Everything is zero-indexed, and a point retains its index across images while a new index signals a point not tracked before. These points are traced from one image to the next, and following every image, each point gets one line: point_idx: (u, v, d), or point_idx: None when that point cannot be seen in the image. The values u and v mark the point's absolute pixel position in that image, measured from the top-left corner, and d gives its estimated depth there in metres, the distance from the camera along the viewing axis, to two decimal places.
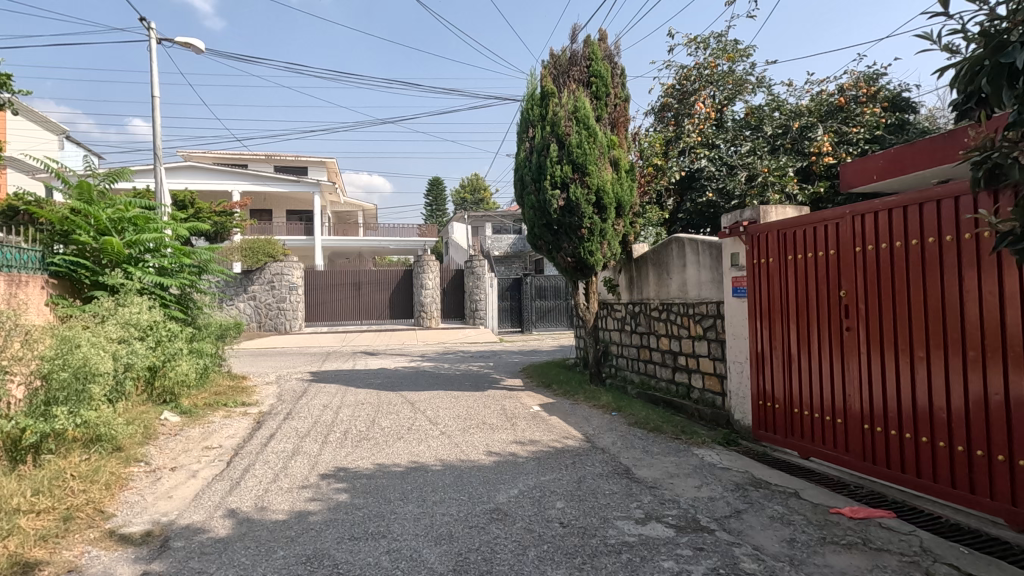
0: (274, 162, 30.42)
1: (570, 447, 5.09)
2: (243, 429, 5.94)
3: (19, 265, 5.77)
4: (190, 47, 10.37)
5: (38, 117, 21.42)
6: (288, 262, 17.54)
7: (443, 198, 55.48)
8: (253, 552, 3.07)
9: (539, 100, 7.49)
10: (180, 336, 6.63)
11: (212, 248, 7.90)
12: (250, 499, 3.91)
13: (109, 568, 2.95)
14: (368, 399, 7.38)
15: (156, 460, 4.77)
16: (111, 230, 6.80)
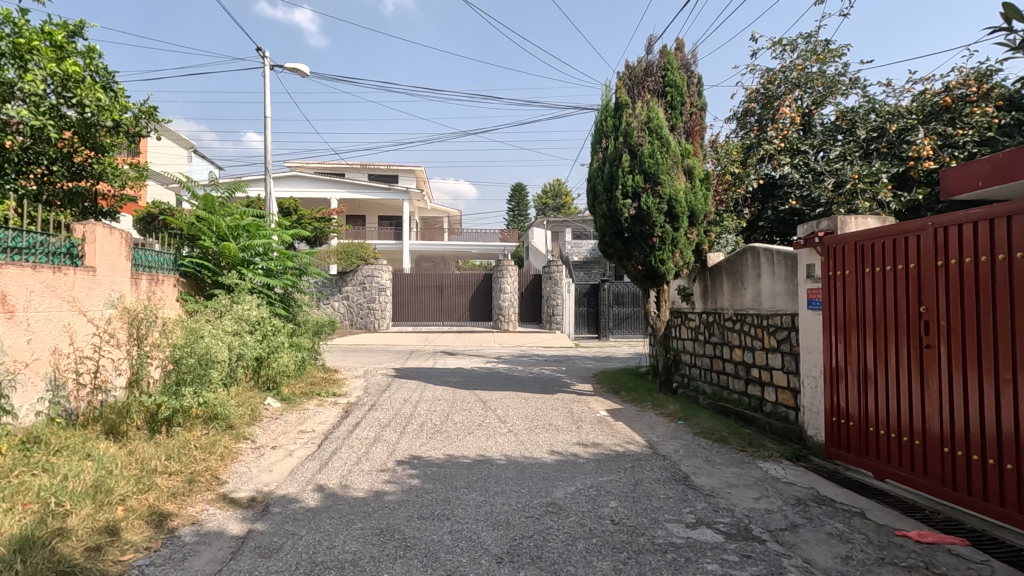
0: (368, 170, 32.44)
1: (631, 452, 5.22)
2: (333, 417, 6.59)
3: (157, 266, 6.78)
4: (298, 72, 11.52)
5: (175, 135, 24.69)
6: (378, 264, 18.76)
7: (526, 202, 56.22)
8: (336, 522, 3.52)
9: (613, 111, 7.64)
10: (282, 331, 7.45)
11: (311, 253, 8.74)
12: (336, 477, 4.42)
13: (222, 523, 3.52)
14: (444, 396, 7.87)
15: (260, 439, 5.44)
16: (229, 236, 7.70)
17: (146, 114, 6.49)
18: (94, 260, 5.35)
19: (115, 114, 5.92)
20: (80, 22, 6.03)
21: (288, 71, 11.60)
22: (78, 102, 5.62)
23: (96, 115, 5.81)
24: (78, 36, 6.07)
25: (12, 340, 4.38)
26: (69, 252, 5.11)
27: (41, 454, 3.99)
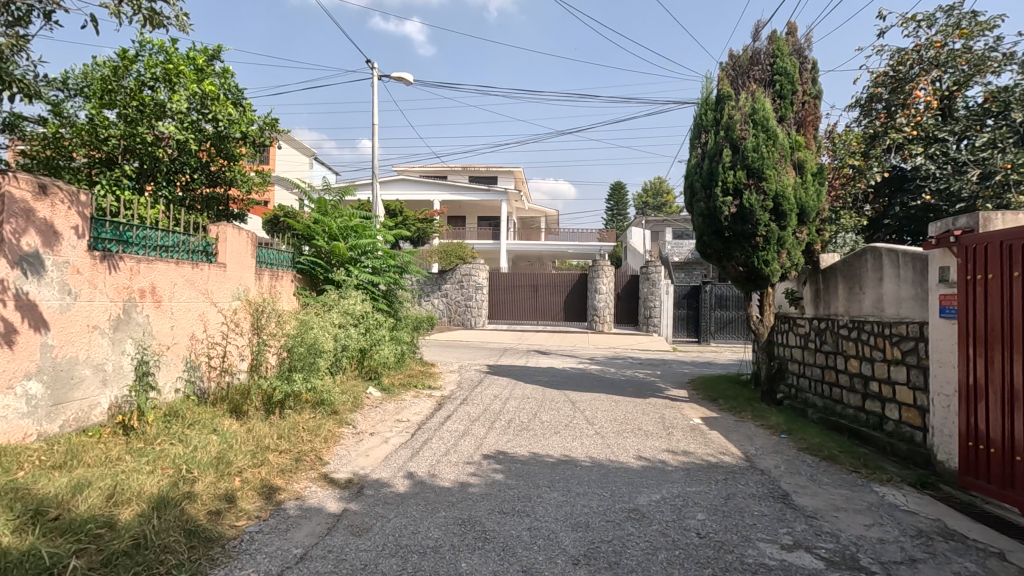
0: (469, 172, 33.51)
1: (725, 463, 4.94)
2: (427, 408, 6.89)
3: (278, 263, 7.51)
4: (403, 80, 12.16)
5: (297, 143, 27.15)
6: (475, 263, 19.32)
7: (625, 201, 55.07)
8: (422, 509, 3.69)
9: (714, 104, 7.26)
10: (383, 325, 7.93)
11: (412, 252, 9.20)
12: (425, 466, 4.62)
13: (322, 500, 3.82)
14: (533, 394, 7.93)
15: (360, 425, 5.82)
16: (339, 236, 8.31)
17: (269, 125, 7.18)
18: (225, 257, 6.02)
19: (243, 126, 6.62)
20: (217, 46, 6.81)
21: (394, 80, 12.28)
22: (214, 117, 6.38)
23: (227, 128, 6.55)
24: (216, 59, 6.87)
25: (159, 326, 5.09)
26: (205, 250, 5.81)
27: (179, 426, 4.57)
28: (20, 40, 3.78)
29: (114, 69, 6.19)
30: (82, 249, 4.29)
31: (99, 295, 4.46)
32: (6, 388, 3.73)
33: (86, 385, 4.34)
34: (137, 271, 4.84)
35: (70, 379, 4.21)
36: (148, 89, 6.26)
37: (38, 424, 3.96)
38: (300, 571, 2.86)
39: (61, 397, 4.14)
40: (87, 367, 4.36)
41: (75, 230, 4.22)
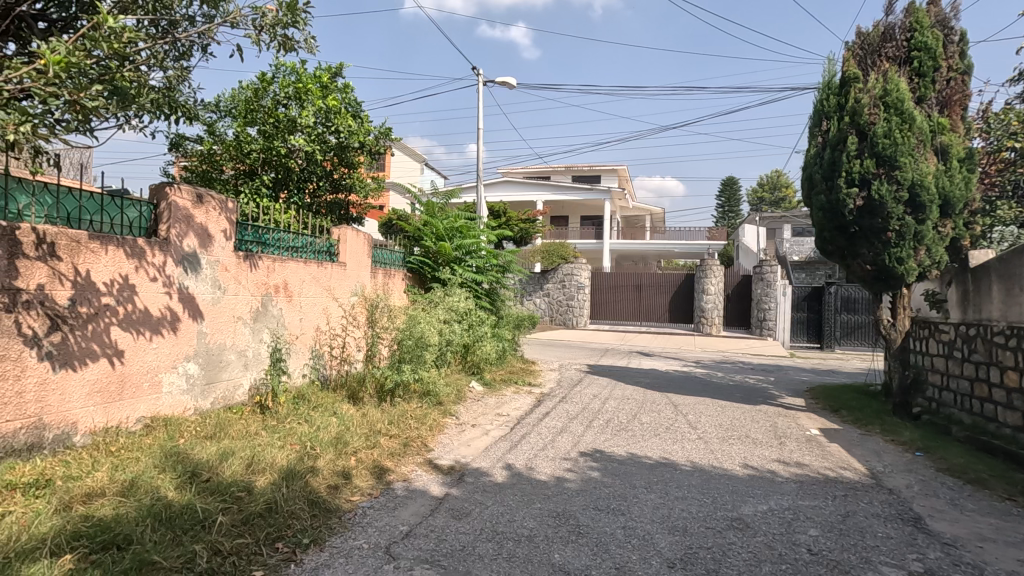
0: (572, 173, 33.47)
1: (845, 478, 4.53)
2: (527, 404, 7.04)
3: (390, 262, 8.07)
4: (507, 85, 12.46)
5: (410, 150, 28.82)
6: (578, 263, 19.25)
7: (738, 197, 51.92)
8: (518, 499, 3.80)
9: (838, 88, 6.64)
10: (486, 322, 8.21)
11: (514, 252, 9.42)
12: (523, 459, 4.75)
13: (427, 483, 4.07)
14: (635, 395, 7.79)
15: (463, 416, 6.09)
16: (445, 236, 8.73)
17: (384, 134, 7.72)
18: (345, 257, 6.59)
19: (361, 136, 7.20)
20: (339, 64, 7.45)
21: (499, 85, 12.62)
22: (336, 129, 7.02)
23: (348, 138, 7.16)
24: (339, 76, 7.52)
25: (290, 318, 5.70)
26: (328, 250, 6.41)
27: (305, 407, 5.09)
28: (185, 71, 4.42)
29: (255, 91, 7.01)
30: (229, 250, 4.93)
31: (243, 289, 5.10)
32: (171, 368, 4.40)
33: (231, 368, 4.99)
34: (273, 269, 5.46)
35: (220, 362, 4.86)
36: (282, 107, 7.02)
37: (195, 400, 4.62)
38: (405, 546, 3.08)
39: (212, 377, 4.79)
40: (232, 352, 5.00)
41: (224, 233, 4.85)
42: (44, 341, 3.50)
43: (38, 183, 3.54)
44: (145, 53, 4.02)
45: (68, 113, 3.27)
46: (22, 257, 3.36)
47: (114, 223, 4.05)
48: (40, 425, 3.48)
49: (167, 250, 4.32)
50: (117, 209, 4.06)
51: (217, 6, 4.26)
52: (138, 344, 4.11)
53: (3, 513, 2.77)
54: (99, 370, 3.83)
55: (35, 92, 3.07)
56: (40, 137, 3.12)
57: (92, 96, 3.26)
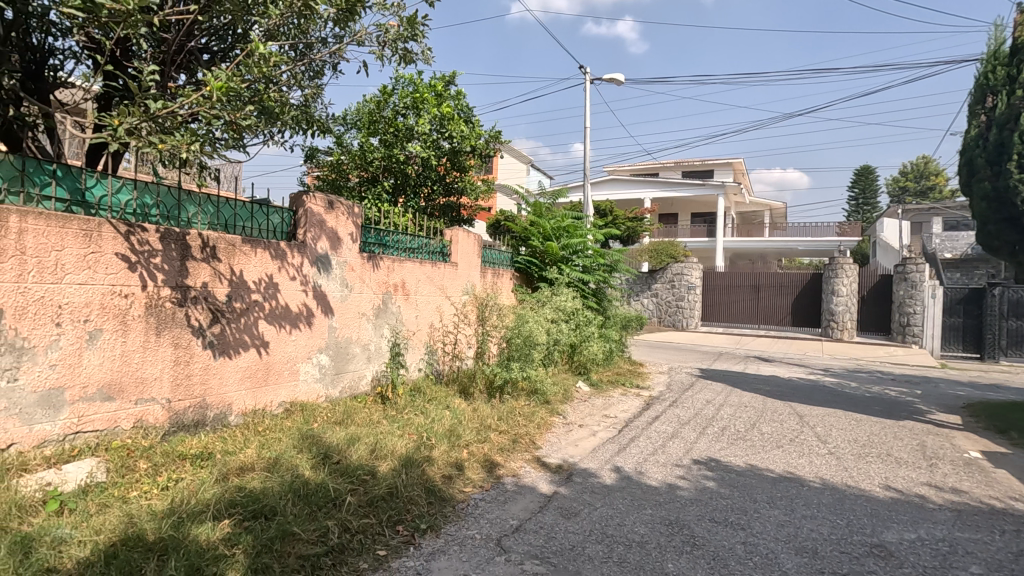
0: (682, 168, 32.09)
1: (1017, 511, 3.89)
2: (635, 407, 6.86)
3: (499, 262, 8.29)
4: (615, 81, 12.23)
5: (516, 152, 29.33)
6: (689, 262, 18.36)
7: (874, 188, 46.68)
8: (628, 503, 3.71)
9: (1007, 58, 5.72)
10: (593, 322, 8.12)
11: (622, 251, 9.22)
12: (633, 462, 4.63)
13: (535, 480, 4.11)
14: (753, 403, 7.29)
15: (570, 416, 6.07)
16: (552, 236, 8.76)
17: (493, 137, 7.93)
18: (457, 257, 6.86)
19: (472, 140, 7.47)
20: (452, 72, 7.77)
21: (606, 82, 12.42)
22: (449, 134, 7.35)
23: (460, 143, 7.47)
24: (452, 83, 7.84)
25: (407, 315, 6.05)
26: (441, 251, 6.71)
27: (421, 400, 5.37)
28: (318, 88, 4.86)
29: (377, 103, 7.52)
30: (355, 251, 5.33)
31: (366, 288, 5.49)
32: (307, 358, 4.85)
33: (357, 360, 5.40)
34: (392, 269, 5.82)
35: (347, 354, 5.28)
36: (401, 116, 7.46)
37: (326, 388, 5.06)
38: (515, 540, 3.14)
39: (341, 368, 5.22)
40: (357, 346, 5.41)
41: (350, 236, 5.26)
42: (207, 332, 4.02)
43: (202, 195, 4.07)
44: (286, 75, 4.47)
45: (226, 133, 3.74)
46: (191, 259, 3.89)
47: (261, 228, 4.55)
48: (204, 404, 4.01)
49: (303, 252, 4.78)
50: (263, 215, 4.56)
51: (346, 27, 4.62)
52: (280, 335, 4.59)
53: (177, 478, 3.23)
54: (249, 359, 4.33)
55: (202, 115, 3.54)
56: (205, 154, 3.59)
57: (245, 116, 3.69)
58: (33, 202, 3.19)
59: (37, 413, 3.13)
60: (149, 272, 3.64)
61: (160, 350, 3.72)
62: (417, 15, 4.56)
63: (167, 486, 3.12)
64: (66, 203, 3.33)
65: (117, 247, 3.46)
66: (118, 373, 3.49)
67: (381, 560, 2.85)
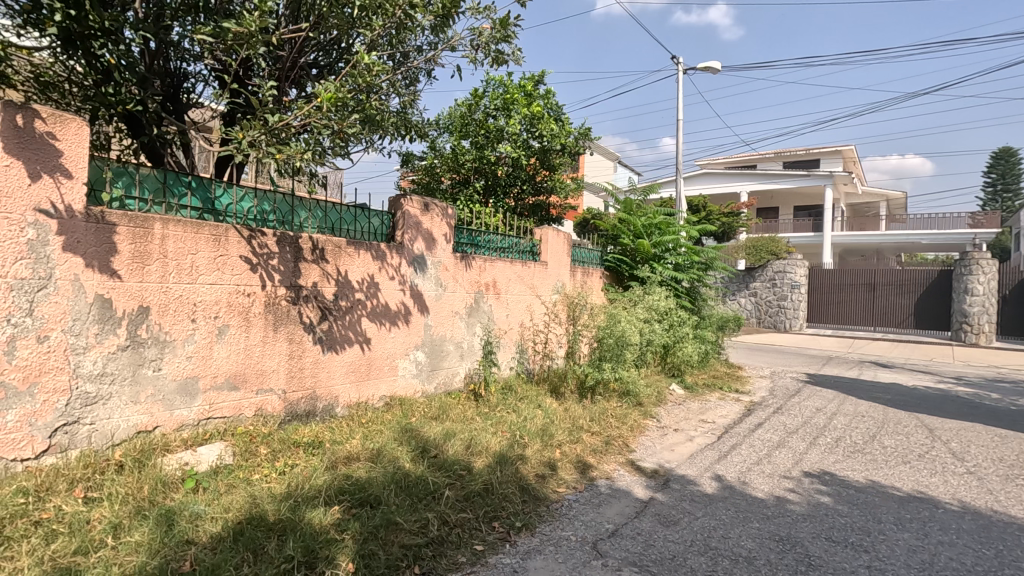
0: (783, 158, 30.01)
1: None
2: (735, 412, 6.48)
3: (588, 261, 8.20)
4: (710, 70, 11.66)
5: (603, 150, 28.87)
6: (792, 259, 17.13)
7: (1016, 173, 40.99)
8: (732, 515, 3.50)
9: None
10: (687, 322, 7.77)
11: (718, 248, 8.74)
12: (735, 471, 4.37)
13: (630, 485, 4.00)
14: (871, 413, 6.63)
15: (664, 420, 5.84)
16: (643, 234, 8.50)
17: (583, 135, 7.84)
18: (547, 256, 6.85)
19: (561, 139, 7.45)
20: (541, 71, 7.77)
21: (700, 71, 11.86)
22: (539, 133, 7.36)
23: (550, 142, 7.46)
24: (541, 83, 7.85)
25: (498, 314, 6.14)
26: (531, 250, 6.74)
27: (513, 398, 5.41)
28: (415, 95, 5.04)
29: (468, 106, 7.69)
30: (449, 251, 5.49)
31: (459, 287, 5.63)
32: (405, 355, 5.06)
33: (451, 357, 5.55)
34: (484, 268, 5.92)
35: (442, 351, 5.44)
36: (491, 118, 7.58)
37: (422, 384, 5.24)
38: (612, 544, 3.06)
39: (435, 365, 5.39)
40: (451, 343, 5.56)
41: (444, 237, 5.42)
42: (317, 328, 4.30)
43: (312, 200, 4.37)
44: (386, 84, 4.68)
45: (333, 142, 3.97)
46: (303, 260, 4.17)
47: (363, 230, 4.80)
48: (314, 396, 4.29)
49: (401, 252, 4.98)
50: (365, 219, 4.80)
51: (440, 34, 4.76)
52: (380, 333, 4.81)
53: (292, 464, 3.48)
54: (353, 354, 4.58)
55: (312, 126, 3.79)
56: (316, 162, 3.84)
57: (350, 125, 3.90)
58: (173, 211, 3.56)
59: (177, 399, 3.50)
60: (267, 273, 3.95)
61: (276, 345, 4.03)
62: (510, 16, 4.59)
63: (283, 471, 3.37)
64: (199, 211, 3.69)
65: (241, 250, 3.79)
66: (242, 365, 3.82)
67: (478, 555, 2.88)
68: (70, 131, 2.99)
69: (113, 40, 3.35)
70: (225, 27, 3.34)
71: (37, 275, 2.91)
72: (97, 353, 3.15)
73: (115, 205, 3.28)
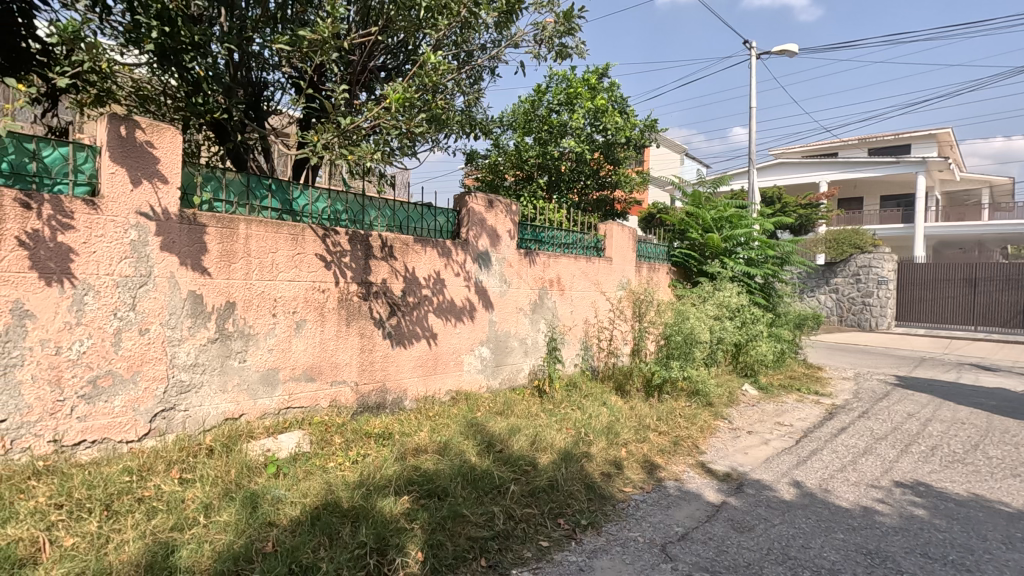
0: (868, 145, 27.96)
1: None
2: (815, 415, 6.10)
3: (654, 256, 8.00)
4: (786, 53, 11.03)
5: (669, 142, 28.04)
6: (877, 253, 16.06)
7: None
8: (813, 524, 3.29)
9: None
10: (761, 320, 7.40)
11: (795, 241, 8.25)
12: (815, 478, 4.12)
13: (701, 487, 3.86)
14: (972, 420, 6.04)
15: (736, 421, 5.59)
16: (713, 228, 8.18)
17: (649, 126, 7.63)
18: (611, 252, 6.74)
19: (626, 131, 7.29)
20: (605, 64, 7.64)
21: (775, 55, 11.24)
22: (604, 127, 7.24)
23: (615, 135, 7.33)
24: (605, 75, 7.71)
25: (562, 310, 6.10)
26: (596, 245, 6.64)
27: (577, 395, 5.36)
28: (479, 93, 5.09)
29: (532, 103, 7.69)
30: (513, 247, 5.50)
31: (523, 283, 5.64)
32: (471, 350, 5.13)
33: (515, 353, 5.57)
34: (548, 265, 5.90)
35: (506, 347, 5.48)
36: (555, 114, 7.54)
37: (487, 379, 5.30)
38: (682, 548, 2.97)
39: (500, 360, 5.43)
40: (516, 339, 5.59)
41: (509, 233, 5.44)
42: (386, 323, 4.44)
43: (382, 199, 4.50)
44: (451, 83, 4.75)
45: (401, 142, 4.07)
46: (373, 258, 4.32)
47: (430, 228, 4.90)
48: (384, 388, 4.44)
49: (466, 249, 5.05)
50: (431, 216, 4.90)
51: (503, 31, 4.78)
52: (446, 328, 4.90)
53: (364, 453, 3.62)
54: (421, 349, 4.69)
55: (382, 127, 3.90)
56: (385, 162, 3.95)
57: (417, 125, 3.99)
58: (256, 212, 3.78)
59: (260, 389, 3.71)
60: (340, 270, 4.12)
61: (349, 339, 4.20)
62: (573, 8, 4.53)
63: (356, 460, 3.50)
64: (278, 212, 3.89)
65: (316, 248, 3.97)
66: (318, 358, 4.01)
67: (544, 551, 2.88)
68: (165, 139, 3.24)
69: (201, 54, 3.62)
70: (301, 35, 3.50)
71: (139, 272, 3.17)
72: (191, 345, 3.40)
73: (204, 208, 3.52)
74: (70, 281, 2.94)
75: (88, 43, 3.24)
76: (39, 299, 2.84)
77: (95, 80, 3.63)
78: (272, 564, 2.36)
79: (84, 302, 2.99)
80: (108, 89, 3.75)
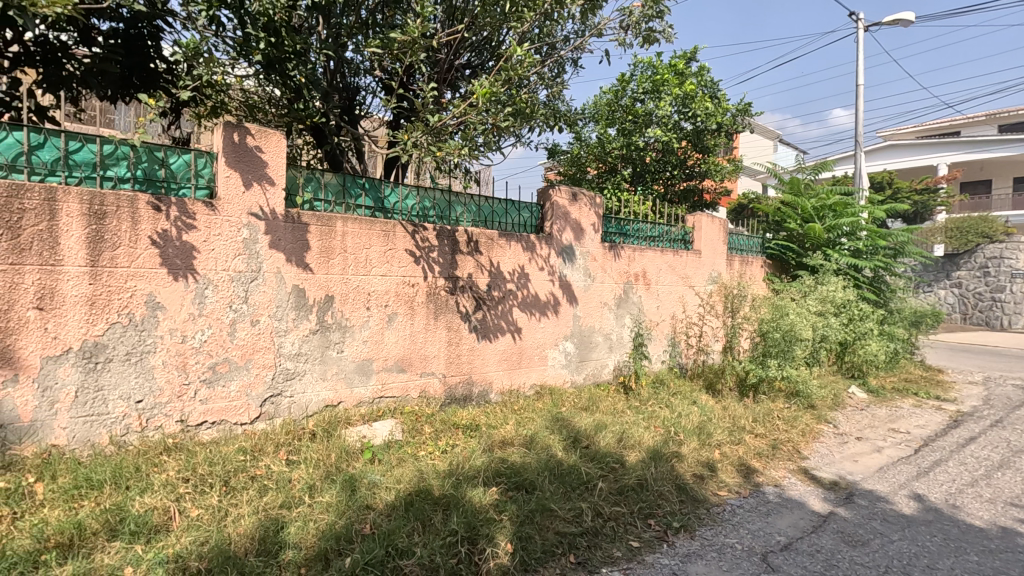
0: (999, 121, 24.79)
1: None
2: (936, 422, 5.50)
3: (746, 249, 7.56)
4: (900, 23, 9.99)
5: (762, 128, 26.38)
6: (1012, 242, 14.10)
7: None
8: (940, 543, 2.96)
9: None
10: (871, 317, 6.76)
11: (910, 230, 7.45)
12: (940, 492, 3.70)
13: (804, 495, 3.59)
14: None
15: (843, 426, 5.15)
16: (814, 217, 7.58)
17: (742, 111, 7.19)
18: (700, 244, 6.44)
19: (717, 117, 6.92)
20: (693, 47, 7.29)
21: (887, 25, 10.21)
22: (692, 114, 6.92)
23: (704, 122, 6.99)
24: (693, 59, 7.37)
25: (649, 305, 5.92)
26: (684, 238, 6.38)
27: (665, 393, 5.18)
28: (562, 85, 5.03)
29: (615, 92, 7.50)
30: (597, 241, 5.40)
31: (608, 278, 5.52)
32: (555, 345, 5.10)
33: (599, 349, 5.48)
34: (633, 258, 5.73)
35: (591, 342, 5.39)
36: (639, 103, 7.31)
37: (571, 374, 5.25)
38: (786, 559, 2.76)
39: (585, 356, 5.36)
40: (600, 335, 5.49)
41: (593, 226, 5.35)
42: (472, 317, 4.51)
43: (467, 195, 4.58)
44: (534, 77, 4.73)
45: (486, 137, 4.11)
46: (459, 253, 4.40)
47: (513, 223, 4.92)
48: (470, 381, 4.52)
49: (550, 243, 5.02)
50: (515, 211, 4.92)
51: (587, 21, 4.69)
52: (530, 322, 4.90)
53: (452, 444, 3.70)
54: (505, 343, 4.73)
55: (467, 124, 3.96)
56: (471, 158, 4.00)
57: (501, 119, 4.00)
58: (351, 210, 3.97)
59: (356, 378, 3.91)
60: (428, 265, 4.23)
61: (437, 332, 4.31)
62: None
63: (445, 450, 3.59)
64: (371, 210, 4.06)
65: (406, 244, 4.11)
66: (408, 350, 4.15)
67: (635, 551, 2.79)
68: (272, 143, 3.48)
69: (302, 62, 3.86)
70: (392, 37, 3.62)
71: (250, 268, 3.43)
72: (295, 336, 3.63)
73: (306, 207, 3.74)
74: (194, 276, 3.23)
75: (206, 57, 3.55)
76: (168, 292, 3.15)
77: (212, 92, 3.95)
78: (370, 546, 2.46)
79: (204, 296, 3.27)
80: (221, 100, 4.07)
